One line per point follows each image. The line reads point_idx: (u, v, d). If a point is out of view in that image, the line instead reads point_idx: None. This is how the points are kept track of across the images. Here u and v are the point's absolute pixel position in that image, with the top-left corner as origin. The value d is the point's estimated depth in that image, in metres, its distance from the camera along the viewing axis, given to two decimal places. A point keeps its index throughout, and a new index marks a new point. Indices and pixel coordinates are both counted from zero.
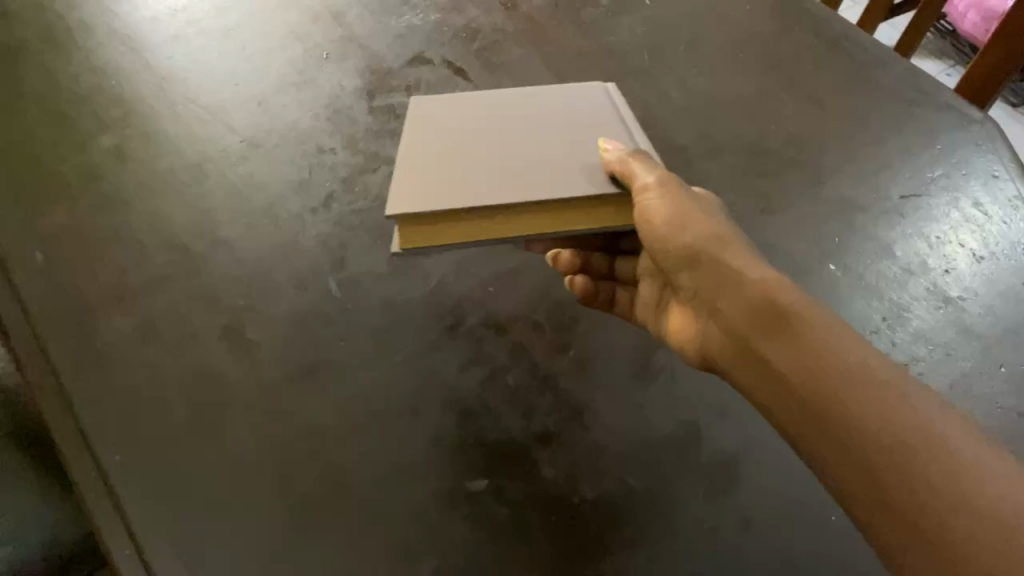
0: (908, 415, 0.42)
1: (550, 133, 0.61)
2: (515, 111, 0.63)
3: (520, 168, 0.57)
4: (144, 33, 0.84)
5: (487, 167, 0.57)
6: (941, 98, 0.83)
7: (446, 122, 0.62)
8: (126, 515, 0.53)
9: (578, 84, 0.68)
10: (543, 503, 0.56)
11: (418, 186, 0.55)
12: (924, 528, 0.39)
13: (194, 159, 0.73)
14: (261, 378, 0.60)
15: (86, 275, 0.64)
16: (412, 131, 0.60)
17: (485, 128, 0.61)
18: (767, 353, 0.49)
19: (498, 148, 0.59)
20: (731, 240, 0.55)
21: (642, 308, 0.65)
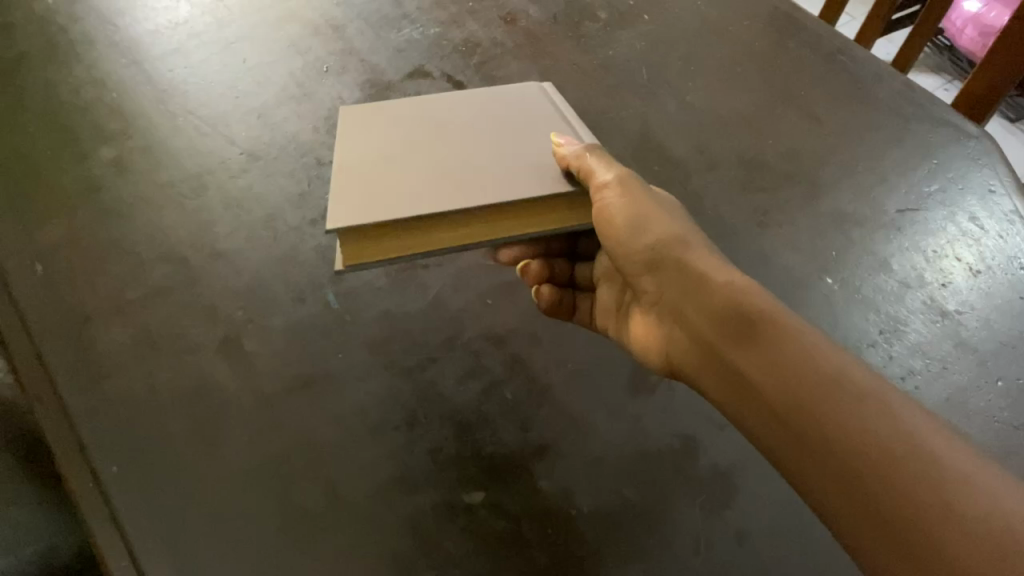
0: (868, 406, 0.43)
1: (490, 140, 0.61)
2: (452, 120, 0.63)
3: (482, 173, 0.58)
4: (145, 46, 0.85)
5: (428, 176, 0.57)
6: (938, 113, 0.84)
7: (382, 134, 0.61)
8: (124, 526, 0.53)
9: (512, 88, 0.69)
10: (539, 516, 0.56)
11: (358, 197, 0.54)
12: (903, 532, 0.39)
13: (193, 171, 0.74)
14: (259, 389, 0.60)
15: (85, 286, 0.65)
16: (346, 142, 0.60)
17: (422, 139, 0.61)
18: (727, 354, 0.50)
19: (439, 156, 0.59)
20: (689, 239, 0.57)
21: (602, 313, 0.66)
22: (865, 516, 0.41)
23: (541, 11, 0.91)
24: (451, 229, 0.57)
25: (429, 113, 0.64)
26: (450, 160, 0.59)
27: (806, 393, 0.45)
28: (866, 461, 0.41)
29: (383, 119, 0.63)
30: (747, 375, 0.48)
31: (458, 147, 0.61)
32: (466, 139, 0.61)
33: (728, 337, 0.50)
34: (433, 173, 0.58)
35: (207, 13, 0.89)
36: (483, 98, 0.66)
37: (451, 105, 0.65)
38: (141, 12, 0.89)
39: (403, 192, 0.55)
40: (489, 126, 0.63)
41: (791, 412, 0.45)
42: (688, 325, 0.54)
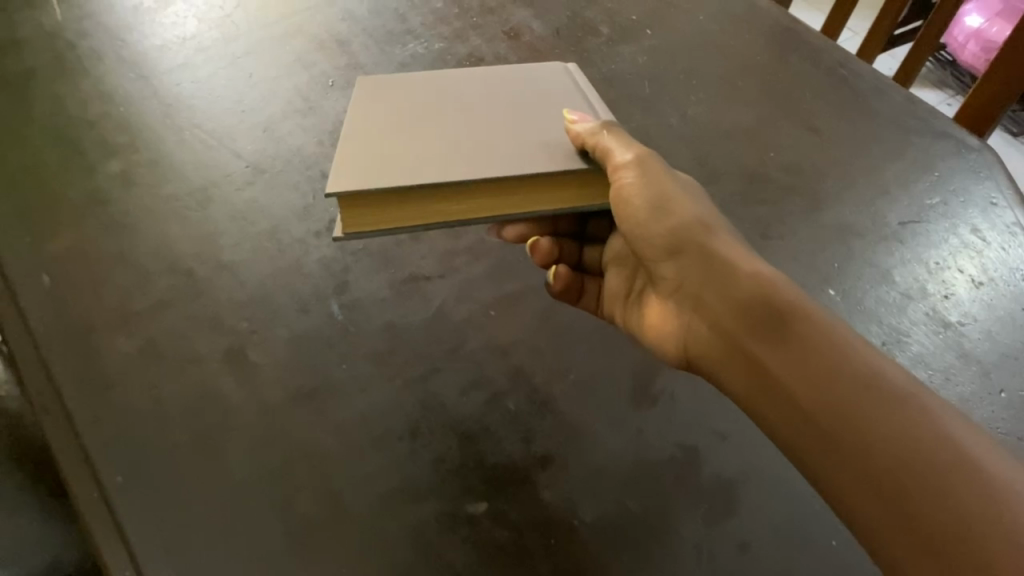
0: (887, 389, 0.44)
1: (501, 117, 0.62)
2: (467, 96, 0.65)
3: (490, 147, 0.59)
4: (152, 61, 0.86)
5: (433, 148, 0.58)
6: (939, 126, 0.84)
7: (395, 106, 0.63)
8: (126, 536, 0.53)
9: (535, 67, 0.70)
10: (541, 526, 0.56)
11: (360, 164, 0.56)
12: (918, 519, 0.40)
13: (199, 183, 0.74)
14: (263, 400, 0.60)
15: (90, 298, 0.65)
16: (358, 113, 0.61)
17: (433, 113, 0.62)
18: (749, 345, 0.51)
19: (447, 130, 0.60)
20: (714, 230, 0.58)
21: (611, 300, 0.69)
22: (875, 497, 0.42)
23: (544, 27, 0.92)
24: (459, 204, 0.58)
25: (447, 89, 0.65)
26: (460, 134, 0.60)
27: (825, 374, 0.46)
28: (885, 442, 0.43)
29: (398, 91, 0.64)
30: (764, 362, 0.50)
31: (468, 121, 0.61)
32: (480, 114, 0.62)
33: (748, 323, 0.52)
34: (441, 144, 0.59)
35: (214, 28, 0.90)
36: (503, 77, 0.67)
37: (470, 81, 0.66)
38: (149, 28, 0.90)
39: (409, 162, 0.56)
40: (502, 104, 0.64)
41: (808, 394, 0.46)
42: (709, 311, 0.55)
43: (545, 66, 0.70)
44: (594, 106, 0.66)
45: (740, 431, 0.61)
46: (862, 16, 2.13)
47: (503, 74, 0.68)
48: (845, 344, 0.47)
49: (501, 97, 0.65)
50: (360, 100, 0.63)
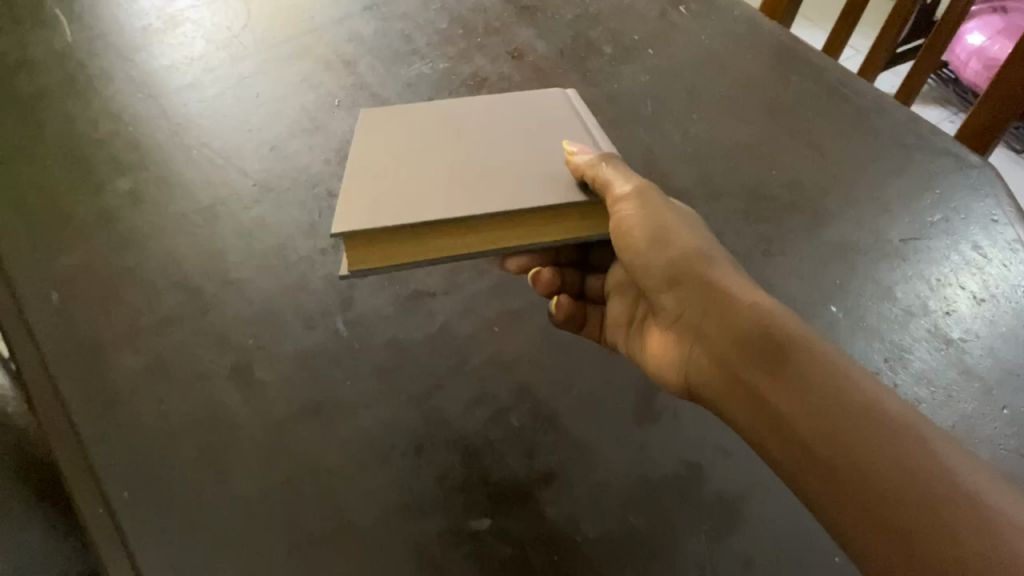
0: (887, 422, 0.45)
1: (503, 147, 0.63)
2: (468, 127, 0.65)
3: (494, 180, 0.59)
4: (161, 81, 0.87)
5: (437, 182, 0.59)
6: (940, 144, 0.85)
7: (397, 140, 0.63)
8: (132, 551, 0.53)
9: (533, 95, 0.70)
10: (544, 543, 0.56)
11: (365, 202, 0.56)
12: (919, 550, 0.41)
13: (207, 202, 0.75)
14: (269, 416, 0.61)
15: (99, 314, 0.66)
16: (360, 148, 0.62)
17: (435, 144, 0.63)
18: (748, 377, 0.51)
19: (449, 163, 0.61)
20: (713, 260, 0.58)
21: (612, 328, 0.68)
22: (875, 527, 0.42)
23: (547, 46, 0.93)
24: (463, 237, 0.58)
25: (450, 118, 0.66)
26: (464, 166, 0.61)
27: (827, 408, 0.46)
28: (888, 478, 0.43)
29: (400, 124, 0.65)
30: (763, 394, 0.50)
31: (470, 153, 0.62)
32: (483, 145, 0.63)
33: (749, 355, 0.52)
34: (445, 178, 0.59)
35: (222, 49, 0.91)
36: (503, 106, 0.68)
37: (471, 112, 0.67)
38: (157, 48, 0.91)
39: (414, 198, 0.57)
40: (503, 135, 0.65)
41: (808, 427, 0.47)
42: (708, 342, 0.55)
43: (544, 94, 0.70)
44: (596, 133, 0.67)
45: (743, 447, 0.61)
46: (863, 34, 2.15)
47: (505, 103, 0.69)
48: (846, 377, 0.48)
49: (504, 126, 0.66)
50: (364, 132, 0.64)
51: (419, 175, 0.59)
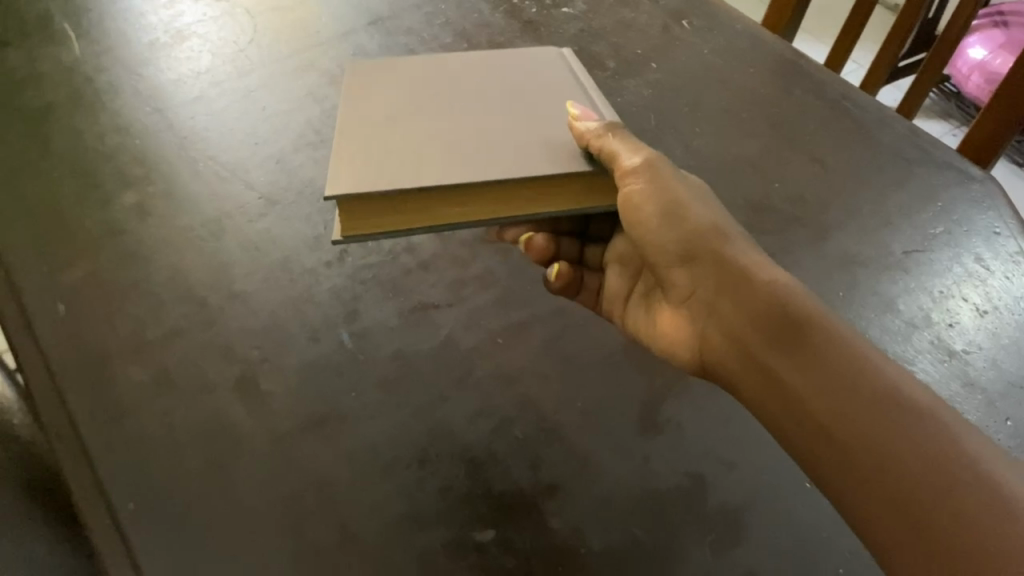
0: (900, 398, 0.45)
1: (500, 113, 0.64)
2: (464, 92, 0.66)
3: (490, 143, 0.60)
4: (168, 94, 0.88)
5: (431, 145, 0.60)
6: (942, 157, 0.85)
7: (391, 102, 0.64)
8: (137, 563, 0.54)
9: (530, 59, 0.71)
10: (550, 554, 0.56)
11: (359, 165, 0.57)
12: (925, 531, 0.41)
13: (213, 214, 0.76)
14: (274, 428, 0.61)
15: (105, 327, 0.66)
16: (355, 110, 0.63)
17: (430, 109, 0.64)
18: (762, 354, 0.52)
19: (444, 129, 0.62)
20: (727, 237, 0.59)
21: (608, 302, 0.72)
22: (883, 508, 0.43)
23: None
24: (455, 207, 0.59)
25: (448, 81, 0.67)
26: (462, 126, 0.62)
27: (846, 392, 0.47)
28: (896, 457, 0.43)
29: (394, 87, 0.66)
30: (776, 370, 0.51)
31: (464, 118, 0.63)
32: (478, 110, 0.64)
33: (766, 335, 0.52)
34: (439, 142, 0.60)
35: (229, 63, 0.92)
36: (499, 70, 0.69)
37: (467, 76, 0.68)
38: (164, 62, 0.92)
39: (417, 158, 0.58)
40: (499, 100, 0.65)
41: (821, 403, 0.47)
42: (722, 317, 0.56)
43: (542, 58, 0.71)
44: (587, 92, 0.69)
45: (749, 458, 0.61)
46: (864, 49, 2.16)
47: (497, 63, 0.70)
48: (863, 359, 0.48)
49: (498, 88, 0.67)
50: (360, 95, 0.65)
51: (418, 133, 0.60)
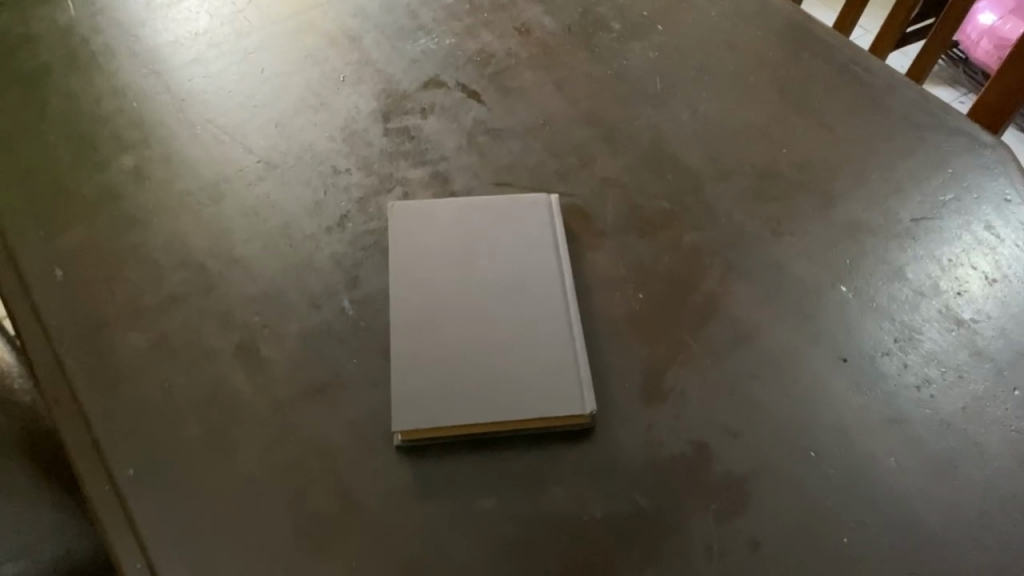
0: None
1: (520, 290, 0.65)
2: (480, 247, 0.67)
3: (520, 350, 0.62)
4: (165, 56, 0.85)
5: (470, 375, 0.60)
6: (952, 122, 0.81)
7: (426, 278, 0.66)
8: (139, 531, 0.55)
9: (519, 201, 0.71)
10: (552, 522, 0.56)
11: (418, 408, 0.59)
12: None
13: (211, 179, 0.74)
14: (274, 395, 0.61)
15: (104, 293, 0.66)
16: (396, 299, 0.64)
17: (460, 287, 0.65)
18: None
19: (477, 326, 0.63)
20: None
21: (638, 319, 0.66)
22: None
23: (555, 22, 0.90)
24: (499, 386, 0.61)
25: (464, 243, 0.68)
26: (490, 320, 0.63)
27: None
28: None
29: (422, 247, 0.67)
30: None
31: (493, 300, 0.64)
32: (499, 286, 0.65)
33: None
34: (478, 351, 0.62)
35: (226, 23, 0.89)
36: (497, 217, 0.69)
37: (473, 231, 0.69)
38: (160, 23, 0.89)
39: (455, 401, 0.59)
40: (512, 269, 0.66)
41: None
42: None
43: (528, 202, 0.71)
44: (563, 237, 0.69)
45: (754, 428, 0.60)
46: (872, 14, 2.13)
47: (474, 218, 0.69)
48: None
49: (477, 266, 0.66)
50: (397, 275, 0.66)
51: (430, 403, 0.59)
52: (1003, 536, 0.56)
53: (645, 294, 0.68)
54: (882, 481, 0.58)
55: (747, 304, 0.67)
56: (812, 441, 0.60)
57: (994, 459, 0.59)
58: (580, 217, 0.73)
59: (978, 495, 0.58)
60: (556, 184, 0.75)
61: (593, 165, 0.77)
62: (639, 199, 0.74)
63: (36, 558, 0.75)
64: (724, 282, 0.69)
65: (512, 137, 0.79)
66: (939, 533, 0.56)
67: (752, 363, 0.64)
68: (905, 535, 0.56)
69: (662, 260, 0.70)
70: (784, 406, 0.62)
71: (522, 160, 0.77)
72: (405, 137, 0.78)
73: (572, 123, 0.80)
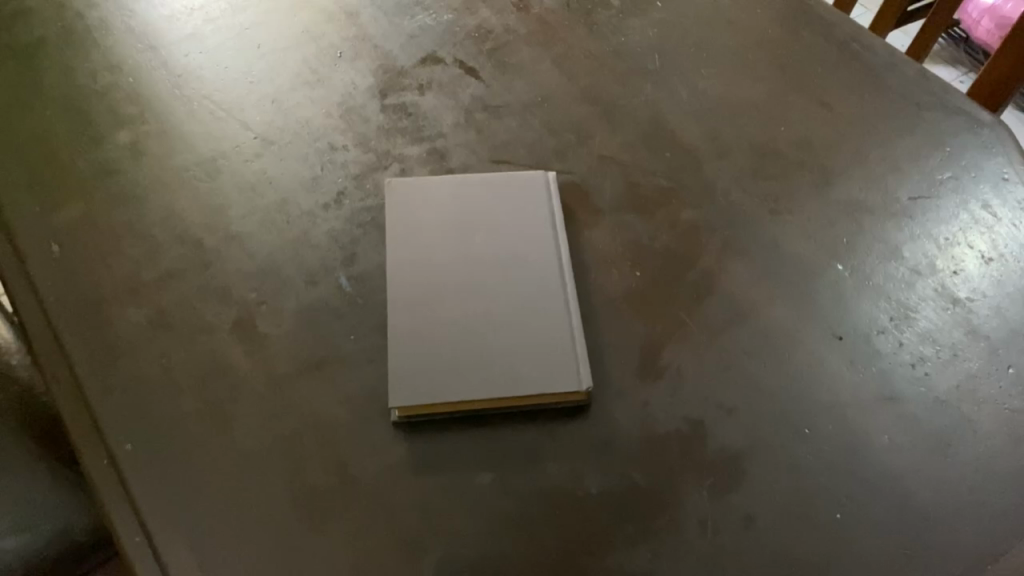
0: None
1: (517, 267, 0.65)
2: (477, 225, 0.67)
3: (517, 327, 0.62)
4: (161, 31, 0.85)
5: (466, 351, 0.60)
6: (951, 101, 0.80)
7: (424, 255, 0.66)
8: (137, 505, 0.56)
9: (517, 179, 0.71)
10: (548, 497, 0.56)
11: (415, 383, 0.59)
12: None
13: (208, 155, 0.74)
14: (272, 370, 0.61)
15: (101, 268, 0.66)
16: (394, 276, 0.64)
17: (457, 264, 0.65)
18: None
19: (473, 303, 0.63)
20: None
21: (634, 296, 0.66)
22: None
23: None
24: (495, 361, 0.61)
25: (461, 220, 0.68)
26: (486, 298, 0.63)
27: None
28: None
29: (419, 224, 0.67)
30: None
31: (489, 279, 0.64)
32: (496, 264, 0.65)
33: None
34: (474, 328, 0.62)
35: None
36: (494, 195, 0.69)
37: (470, 209, 0.68)
38: None
39: (453, 377, 0.59)
40: (509, 247, 0.66)
41: None
42: None
43: (525, 180, 0.70)
44: (560, 215, 0.69)
45: (749, 405, 0.61)
46: None
47: (471, 194, 0.69)
48: None
49: (473, 241, 0.66)
50: (394, 251, 0.66)
51: (427, 379, 0.59)
52: (995, 512, 0.57)
53: (642, 272, 0.68)
54: (876, 458, 0.59)
55: (744, 282, 0.67)
56: (806, 419, 0.60)
57: (987, 437, 0.60)
58: (578, 195, 0.73)
59: (971, 473, 0.58)
60: (555, 161, 0.75)
61: (591, 142, 0.76)
62: (637, 176, 0.74)
63: (37, 530, 0.75)
64: (721, 260, 0.69)
65: (510, 114, 0.78)
66: (932, 509, 0.57)
67: (747, 341, 0.64)
68: (898, 511, 0.57)
69: (659, 238, 0.70)
70: (780, 384, 0.62)
71: (520, 137, 0.77)
72: (402, 114, 0.78)
73: (570, 99, 0.80)
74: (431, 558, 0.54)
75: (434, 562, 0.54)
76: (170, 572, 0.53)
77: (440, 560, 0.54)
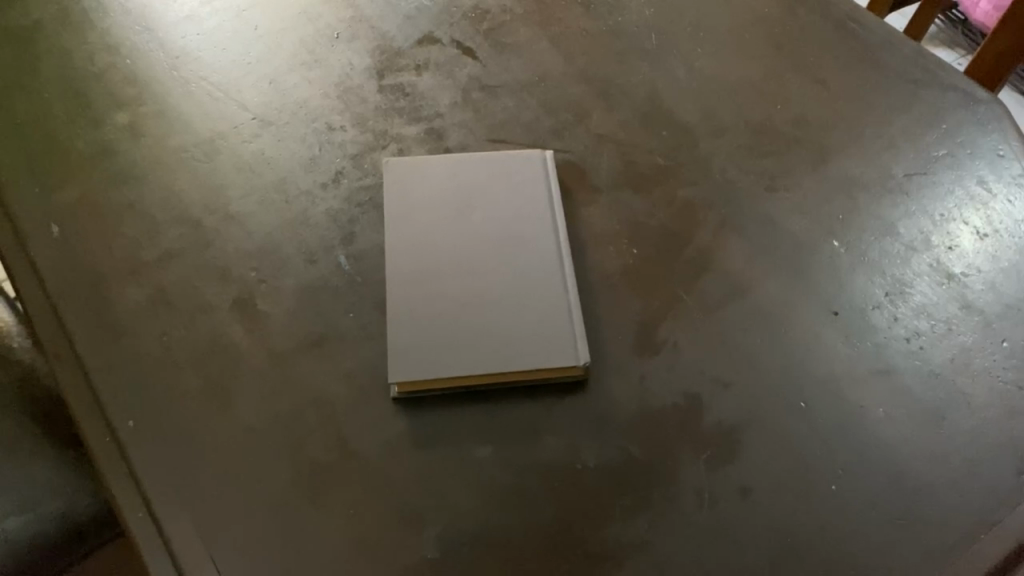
0: None
1: (513, 246, 0.65)
2: (474, 204, 0.68)
3: (514, 304, 0.62)
4: (158, 13, 0.84)
5: (464, 328, 0.61)
6: (948, 78, 0.80)
7: (421, 234, 0.66)
8: (139, 480, 0.56)
9: (514, 158, 0.71)
10: (546, 470, 0.57)
11: (414, 360, 0.59)
12: None
13: (205, 135, 0.74)
14: (272, 348, 0.61)
15: (101, 248, 0.67)
16: (391, 256, 0.65)
17: (454, 243, 0.65)
18: None
19: (471, 281, 0.64)
20: None
21: (631, 273, 0.67)
22: None
23: None
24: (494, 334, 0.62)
25: (458, 200, 0.68)
26: (484, 276, 0.64)
27: None
28: None
29: (417, 203, 0.68)
30: None
31: (486, 257, 0.65)
32: (492, 243, 0.66)
33: None
34: (472, 305, 0.62)
35: None
36: (492, 174, 0.70)
37: (467, 188, 0.69)
38: None
39: (450, 354, 0.60)
40: (506, 225, 0.67)
41: None
42: None
43: (523, 159, 0.71)
44: (556, 193, 0.70)
45: (745, 379, 0.61)
46: None
47: (467, 172, 0.69)
48: None
49: (471, 219, 0.67)
50: (391, 231, 0.66)
51: (425, 356, 0.60)
52: (988, 484, 0.57)
53: (639, 249, 0.68)
54: (870, 431, 0.59)
55: (739, 259, 0.68)
56: (802, 393, 0.61)
57: (982, 409, 0.60)
58: (576, 174, 0.73)
59: (965, 445, 0.59)
60: (552, 140, 0.75)
61: (588, 121, 0.77)
62: (634, 154, 0.74)
63: (37, 513, 0.76)
64: (717, 237, 0.69)
65: (506, 93, 0.79)
66: (925, 480, 0.57)
67: (743, 317, 0.65)
68: (893, 482, 0.57)
69: (656, 215, 0.70)
70: (776, 358, 0.62)
71: (517, 116, 0.77)
72: (399, 94, 0.78)
73: (566, 79, 0.80)
74: (430, 531, 0.54)
75: (433, 534, 0.54)
76: (172, 544, 0.54)
77: (439, 533, 0.54)
